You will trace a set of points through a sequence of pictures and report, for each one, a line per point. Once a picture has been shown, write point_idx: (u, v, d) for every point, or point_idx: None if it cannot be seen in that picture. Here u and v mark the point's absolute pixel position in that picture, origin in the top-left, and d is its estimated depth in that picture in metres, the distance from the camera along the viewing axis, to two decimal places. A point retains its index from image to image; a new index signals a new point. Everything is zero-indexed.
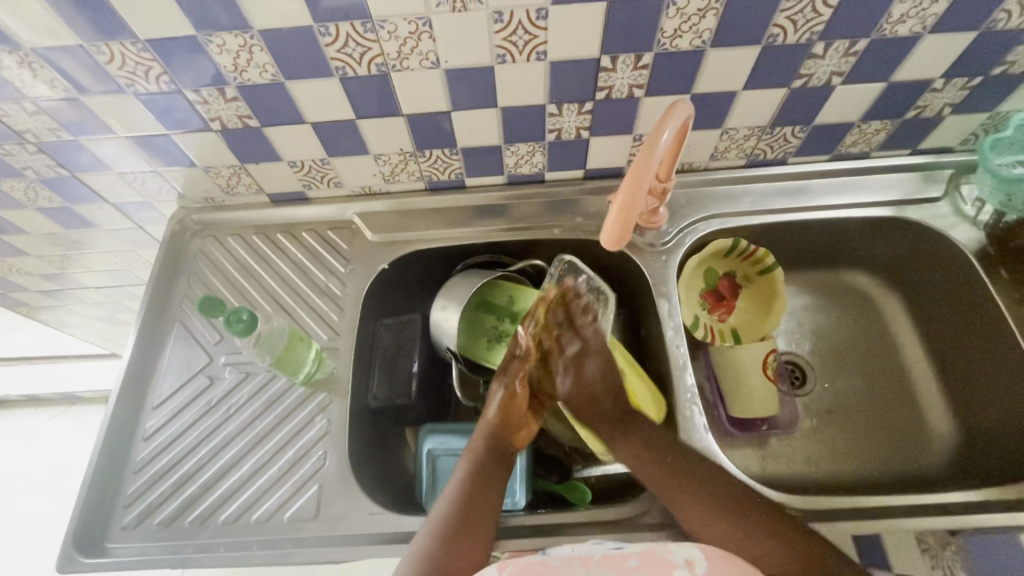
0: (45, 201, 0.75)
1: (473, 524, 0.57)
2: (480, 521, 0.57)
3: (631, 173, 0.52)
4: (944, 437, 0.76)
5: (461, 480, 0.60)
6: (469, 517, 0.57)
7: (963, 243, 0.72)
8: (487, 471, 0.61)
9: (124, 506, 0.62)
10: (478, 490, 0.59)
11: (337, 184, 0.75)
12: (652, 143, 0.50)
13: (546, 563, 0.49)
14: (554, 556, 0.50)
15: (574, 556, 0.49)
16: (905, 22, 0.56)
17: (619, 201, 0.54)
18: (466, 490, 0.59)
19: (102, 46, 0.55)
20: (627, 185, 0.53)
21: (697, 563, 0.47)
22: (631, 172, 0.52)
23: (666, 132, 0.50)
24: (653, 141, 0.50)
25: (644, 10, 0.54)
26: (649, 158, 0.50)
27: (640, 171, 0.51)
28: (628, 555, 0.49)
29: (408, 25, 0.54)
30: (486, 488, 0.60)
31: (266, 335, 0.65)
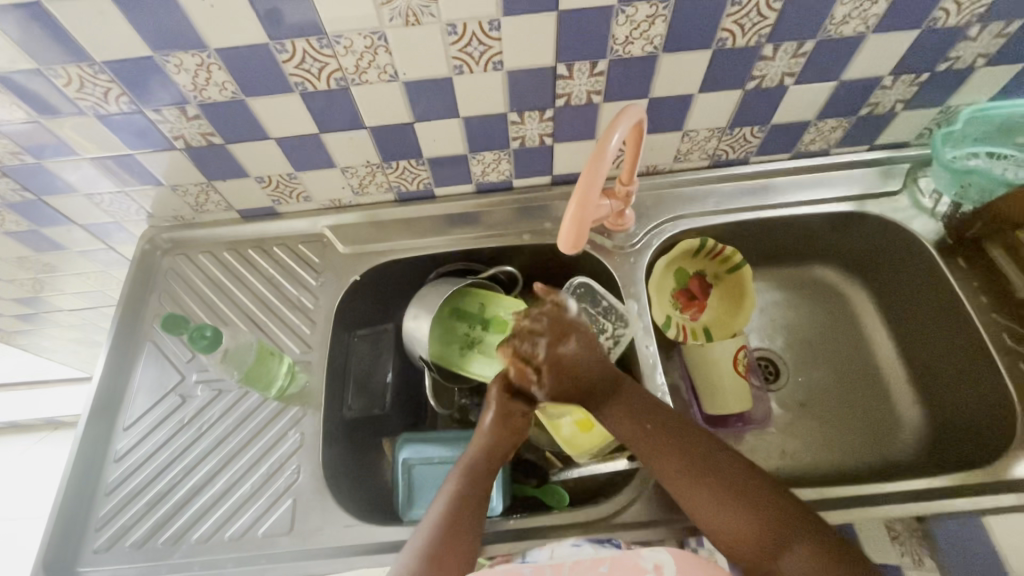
0: (12, 225, 0.75)
1: (462, 533, 0.56)
2: (470, 531, 0.56)
3: (581, 183, 0.52)
4: (912, 425, 0.77)
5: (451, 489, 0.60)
6: (459, 527, 0.56)
7: (923, 235, 0.74)
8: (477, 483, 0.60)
9: (96, 529, 0.62)
10: (467, 499, 0.58)
11: (306, 198, 0.76)
12: (598, 154, 0.51)
13: (515, 571, 0.50)
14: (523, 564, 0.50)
15: (545, 564, 0.50)
16: (849, 23, 0.58)
17: (570, 213, 0.55)
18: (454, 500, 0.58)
19: (60, 70, 0.55)
20: (576, 198, 0.53)
21: (665, 567, 0.48)
22: (579, 183, 0.52)
23: (612, 141, 0.51)
24: (599, 152, 0.51)
25: (595, 18, 0.55)
26: (597, 165, 0.51)
27: (588, 182, 0.52)
28: (599, 563, 0.49)
29: (364, 40, 0.55)
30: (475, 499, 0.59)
31: (234, 351, 0.65)
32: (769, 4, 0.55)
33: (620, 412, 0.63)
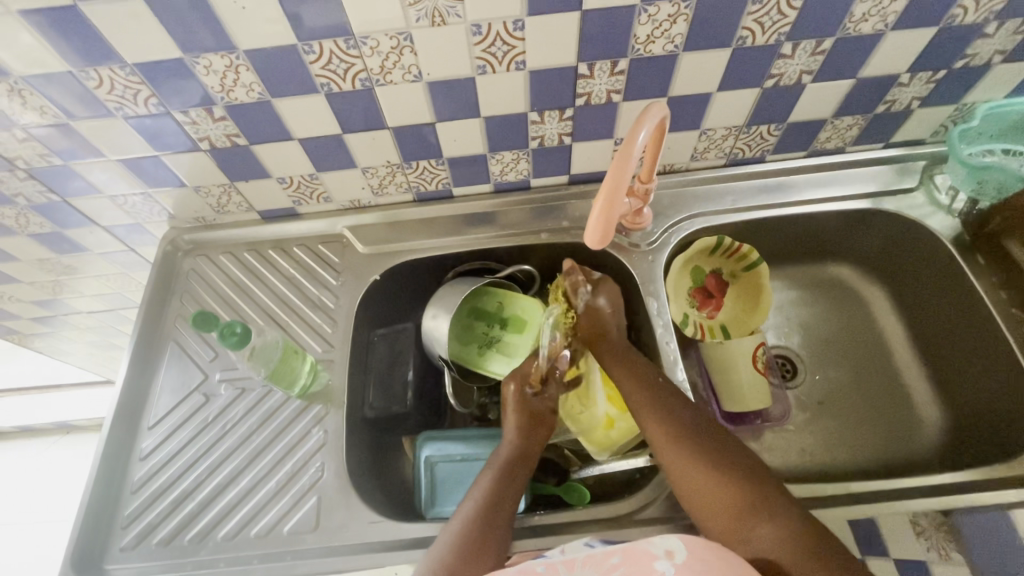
0: (36, 226, 0.76)
1: (501, 526, 0.56)
2: (508, 525, 0.56)
3: (605, 190, 0.54)
4: (932, 423, 0.77)
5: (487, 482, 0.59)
6: (500, 518, 0.56)
7: (940, 231, 0.75)
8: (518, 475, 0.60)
9: (124, 526, 0.62)
10: (508, 489, 0.59)
11: (326, 199, 0.77)
12: (624, 157, 0.52)
13: (529, 569, 0.47)
14: (538, 562, 0.48)
15: (558, 560, 0.49)
16: (868, 21, 0.59)
17: (596, 218, 0.56)
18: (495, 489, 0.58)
19: (91, 72, 0.56)
20: (601, 205, 0.55)
21: (676, 552, 0.47)
22: (603, 191, 0.54)
23: (637, 144, 0.51)
24: (625, 157, 0.51)
25: (617, 18, 0.56)
26: (620, 173, 0.52)
27: (612, 188, 0.53)
28: (610, 554, 0.48)
29: (390, 41, 0.56)
30: (517, 492, 0.59)
31: (261, 349, 0.65)
32: (789, 3, 0.56)
33: (628, 383, 0.63)
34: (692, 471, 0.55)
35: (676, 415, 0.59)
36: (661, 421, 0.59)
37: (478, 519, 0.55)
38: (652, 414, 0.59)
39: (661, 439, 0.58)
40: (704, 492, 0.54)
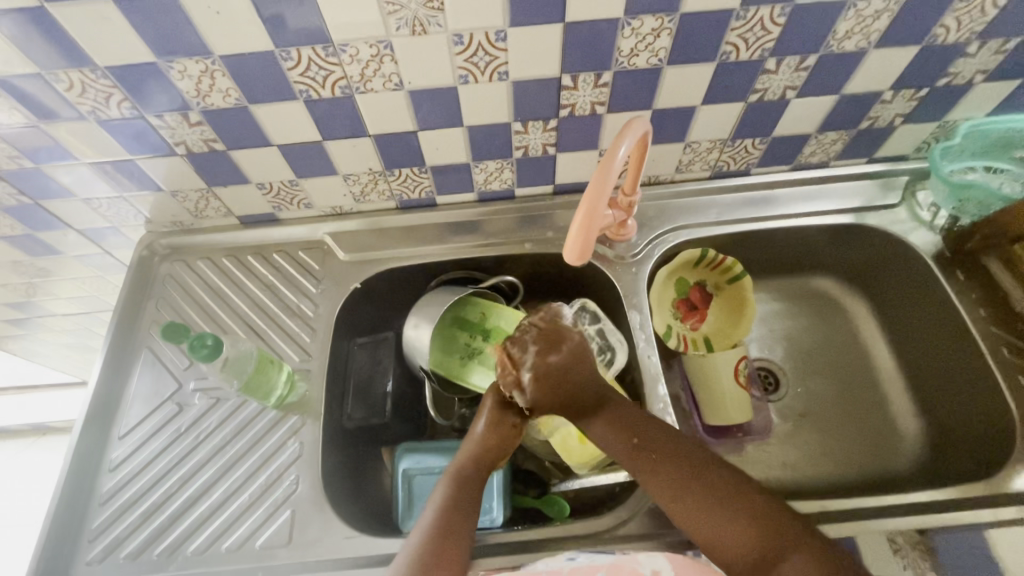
0: (8, 229, 0.74)
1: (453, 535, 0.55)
2: (466, 539, 0.56)
3: (584, 217, 0.54)
4: (910, 436, 0.78)
5: (438, 505, 0.58)
6: (452, 539, 0.55)
7: (921, 247, 0.75)
8: (469, 490, 0.60)
9: (90, 540, 0.61)
10: (460, 508, 0.58)
11: (307, 205, 0.75)
12: (601, 186, 0.52)
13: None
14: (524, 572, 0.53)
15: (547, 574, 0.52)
16: (851, 39, 0.59)
17: (574, 239, 0.56)
18: (444, 509, 0.57)
19: (62, 74, 0.55)
20: (579, 231, 0.55)
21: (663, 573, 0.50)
22: (580, 216, 0.54)
23: (615, 172, 0.51)
24: (601, 183, 0.52)
25: (600, 30, 0.55)
26: (598, 199, 0.52)
27: (589, 214, 0.54)
28: (598, 569, 0.52)
29: (370, 49, 0.55)
30: (470, 508, 0.58)
31: (234, 361, 0.63)
32: (773, 19, 0.56)
33: (620, 446, 0.60)
34: (724, 524, 0.52)
35: (677, 463, 0.57)
36: (664, 473, 0.56)
37: (431, 538, 0.55)
38: (650, 471, 0.57)
39: (673, 498, 0.55)
40: (738, 546, 0.52)
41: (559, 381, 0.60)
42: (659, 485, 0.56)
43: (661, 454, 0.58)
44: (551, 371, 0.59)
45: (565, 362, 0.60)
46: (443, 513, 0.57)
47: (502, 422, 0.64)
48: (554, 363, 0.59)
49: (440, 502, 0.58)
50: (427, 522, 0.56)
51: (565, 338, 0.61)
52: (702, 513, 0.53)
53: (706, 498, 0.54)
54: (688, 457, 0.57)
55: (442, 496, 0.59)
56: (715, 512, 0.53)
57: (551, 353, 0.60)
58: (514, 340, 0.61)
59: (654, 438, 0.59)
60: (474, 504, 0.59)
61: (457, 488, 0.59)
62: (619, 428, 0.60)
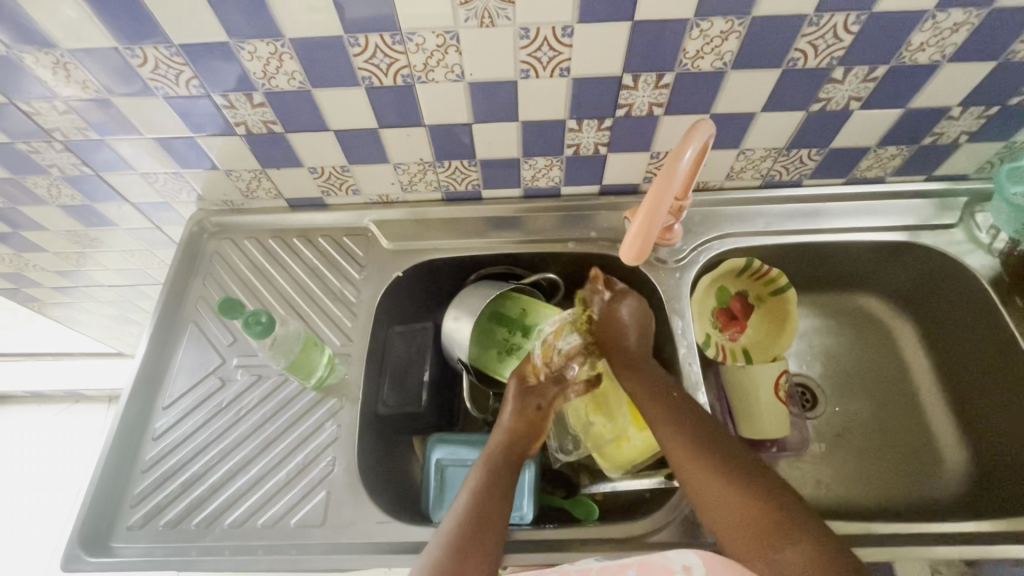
0: (67, 198, 0.76)
1: (488, 527, 0.55)
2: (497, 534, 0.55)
3: (640, 225, 0.58)
4: (953, 466, 0.75)
5: (474, 489, 0.58)
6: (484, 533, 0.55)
7: (977, 269, 0.72)
8: (504, 476, 0.59)
9: (131, 505, 0.62)
10: (495, 498, 0.57)
11: (355, 191, 0.76)
12: (659, 199, 0.54)
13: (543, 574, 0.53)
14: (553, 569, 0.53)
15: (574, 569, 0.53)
16: (925, 51, 0.57)
17: (632, 239, 0.59)
18: (478, 497, 0.57)
19: (137, 50, 0.56)
20: (634, 237, 0.59)
21: (693, 569, 0.50)
22: (637, 225, 0.58)
23: (674, 186, 0.53)
24: (659, 197, 0.54)
25: (668, 30, 0.55)
26: (656, 211, 0.55)
27: (646, 224, 0.57)
28: (627, 566, 0.52)
29: (436, 38, 0.55)
30: (504, 496, 0.58)
31: (283, 339, 0.65)
32: (846, 27, 0.55)
33: (652, 405, 0.61)
34: (724, 494, 0.53)
35: (700, 434, 0.57)
36: (682, 437, 0.57)
37: (463, 527, 0.55)
38: (674, 428, 0.58)
39: (682, 456, 0.56)
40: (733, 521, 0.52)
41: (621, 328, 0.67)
42: (675, 441, 0.57)
43: (687, 421, 0.58)
44: (611, 318, 0.68)
45: (625, 318, 0.68)
46: (477, 500, 0.57)
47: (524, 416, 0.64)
48: (618, 313, 0.68)
49: (475, 487, 0.58)
50: (460, 508, 0.57)
51: (631, 298, 0.69)
52: (708, 479, 0.54)
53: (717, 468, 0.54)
54: (715, 434, 0.57)
55: (478, 479, 0.59)
56: (719, 485, 0.53)
57: (624, 303, 0.68)
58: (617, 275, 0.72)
59: (691, 408, 0.60)
60: (508, 494, 0.58)
61: (494, 476, 0.59)
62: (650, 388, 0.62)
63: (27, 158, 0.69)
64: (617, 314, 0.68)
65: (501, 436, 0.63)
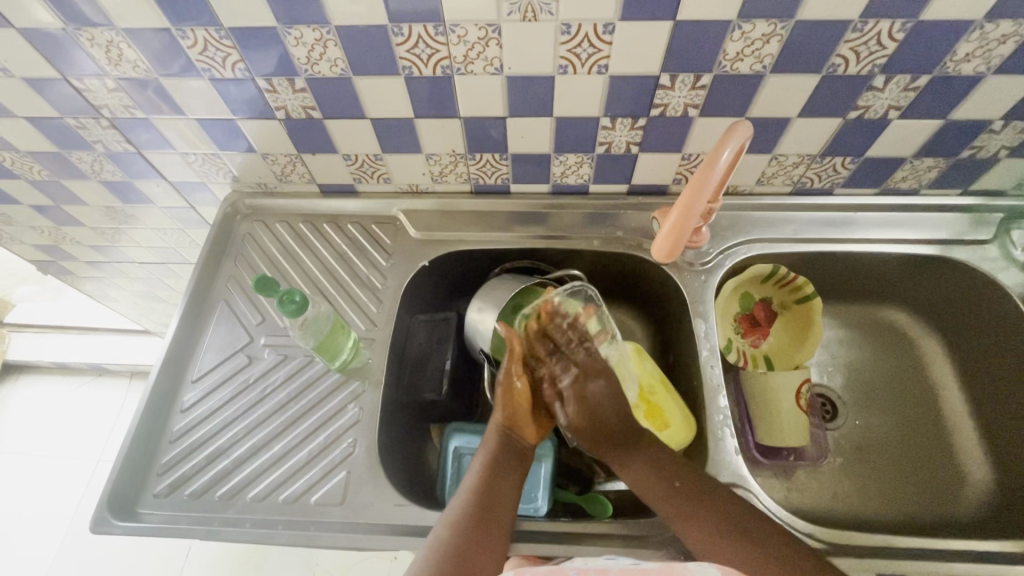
0: (109, 174, 0.79)
1: (496, 516, 0.56)
2: (503, 528, 0.56)
3: (671, 230, 0.62)
4: (977, 484, 0.74)
5: (478, 473, 0.60)
6: (490, 521, 0.56)
7: (1011, 286, 0.71)
8: (506, 461, 0.61)
9: (159, 474, 0.64)
10: (501, 481, 0.59)
11: (386, 180, 0.77)
12: (690, 204, 0.57)
13: (561, 572, 0.50)
14: (569, 567, 0.51)
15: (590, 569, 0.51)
16: (970, 62, 0.56)
17: (663, 242, 0.64)
18: (484, 481, 0.59)
19: (187, 32, 0.58)
20: (666, 240, 0.63)
21: None
22: (668, 228, 0.61)
23: (707, 192, 0.55)
24: (689, 203, 0.57)
25: (709, 31, 0.55)
26: (686, 215, 0.58)
27: (675, 232, 0.61)
28: (646, 572, 0.50)
29: (478, 31, 0.56)
30: (509, 481, 0.60)
31: (312, 320, 0.66)
32: (891, 34, 0.54)
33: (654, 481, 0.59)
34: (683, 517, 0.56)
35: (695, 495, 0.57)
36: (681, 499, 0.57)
37: (472, 506, 0.56)
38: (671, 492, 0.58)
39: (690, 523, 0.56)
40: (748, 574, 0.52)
41: (598, 411, 0.64)
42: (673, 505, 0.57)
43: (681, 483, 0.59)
44: (584, 402, 0.64)
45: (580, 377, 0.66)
46: (485, 483, 0.58)
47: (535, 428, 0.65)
48: (587, 395, 0.64)
49: (480, 470, 0.60)
50: (469, 488, 0.58)
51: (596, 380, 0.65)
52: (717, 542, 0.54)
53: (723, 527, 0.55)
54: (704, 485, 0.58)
55: (482, 464, 0.61)
56: (734, 544, 0.53)
57: (591, 384, 0.65)
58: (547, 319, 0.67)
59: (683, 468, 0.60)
60: (512, 481, 0.60)
61: (498, 464, 0.61)
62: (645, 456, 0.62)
63: (74, 134, 0.72)
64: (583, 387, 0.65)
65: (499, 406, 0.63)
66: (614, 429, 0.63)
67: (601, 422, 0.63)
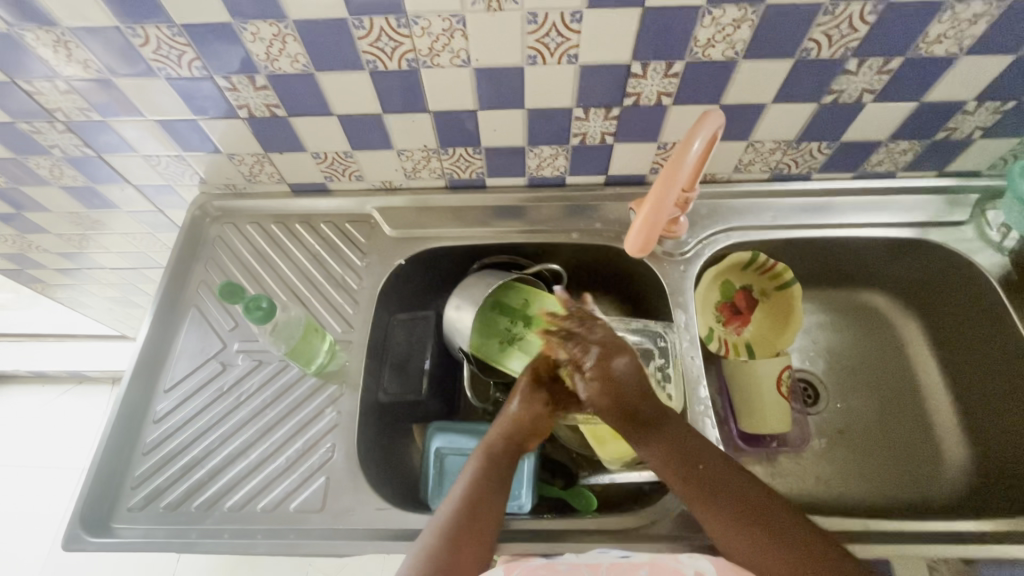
0: (69, 179, 0.76)
1: (480, 520, 0.55)
2: (488, 532, 0.55)
3: (645, 218, 0.59)
4: (957, 461, 0.75)
5: (469, 481, 0.58)
6: (474, 528, 0.54)
7: (986, 268, 0.71)
8: (501, 468, 0.59)
9: (132, 487, 0.63)
10: (490, 487, 0.57)
11: (358, 177, 0.75)
12: (664, 193, 0.55)
13: (552, 567, 0.51)
14: (561, 562, 0.51)
15: (582, 562, 0.51)
16: (942, 43, 0.56)
17: (638, 230, 0.61)
18: (474, 489, 0.57)
19: (138, 29, 0.55)
20: (640, 227, 0.60)
21: None
22: (642, 218, 0.59)
23: (680, 180, 0.53)
24: (663, 191, 0.55)
25: (678, 18, 0.54)
26: (661, 203, 0.56)
27: (649, 221, 0.59)
28: (638, 566, 0.50)
29: (442, 22, 0.54)
30: (501, 487, 0.58)
31: (283, 325, 0.65)
32: (862, 16, 0.53)
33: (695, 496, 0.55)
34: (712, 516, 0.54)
35: (739, 503, 0.54)
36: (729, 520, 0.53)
37: (461, 514, 0.55)
38: (705, 503, 0.54)
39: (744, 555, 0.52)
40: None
41: (620, 390, 0.57)
42: (712, 518, 0.54)
43: (719, 491, 0.55)
44: (606, 377, 0.57)
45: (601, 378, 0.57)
46: (473, 488, 0.57)
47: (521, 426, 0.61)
48: (614, 372, 0.57)
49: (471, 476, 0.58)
50: (456, 497, 0.57)
51: (620, 356, 0.58)
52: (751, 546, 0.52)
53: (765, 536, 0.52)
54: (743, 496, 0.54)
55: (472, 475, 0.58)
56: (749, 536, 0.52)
57: (615, 358, 0.57)
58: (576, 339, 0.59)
59: (716, 473, 0.56)
60: (503, 484, 0.58)
61: (490, 467, 0.59)
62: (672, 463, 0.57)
63: (28, 138, 0.69)
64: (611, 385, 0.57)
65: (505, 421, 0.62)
66: (636, 408, 0.58)
67: (626, 403, 0.58)
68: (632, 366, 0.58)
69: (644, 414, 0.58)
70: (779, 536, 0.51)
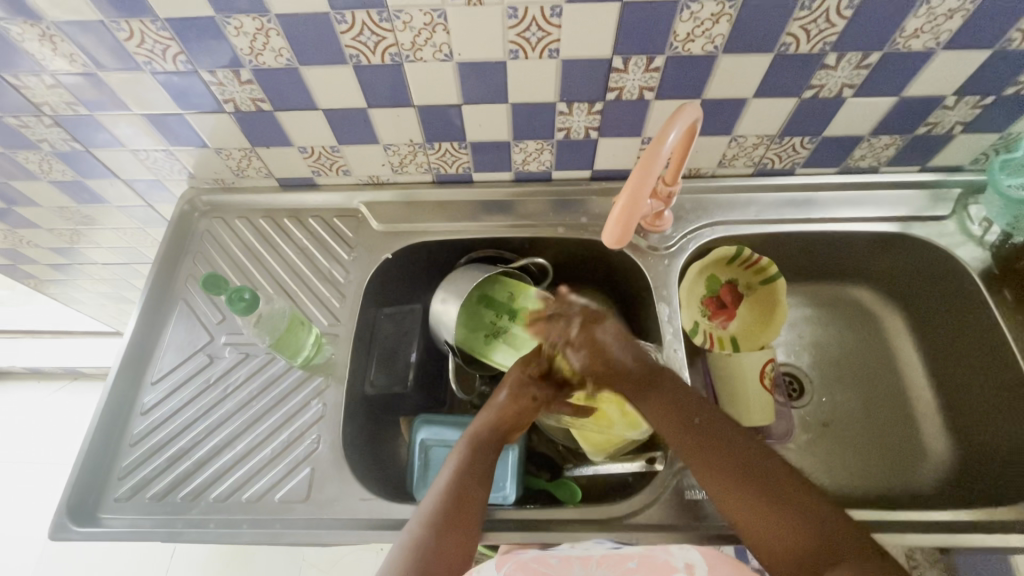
0: (58, 174, 0.76)
1: (467, 507, 0.56)
2: (475, 520, 0.55)
3: (622, 208, 0.58)
4: (938, 454, 0.76)
5: (454, 470, 0.59)
6: (465, 512, 0.55)
7: (968, 262, 0.72)
8: (484, 458, 0.60)
9: (119, 478, 0.63)
10: (472, 476, 0.58)
11: (346, 172, 0.76)
12: (640, 183, 0.55)
13: (543, 560, 0.50)
14: (552, 554, 0.51)
15: (574, 556, 0.51)
16: (919, 37, 0.56)
17: (614, 221, 0.60)
18: (456, 479, 0.57)
19: (123, 23, 0.56)
20: (617, 218, 0.59)
21: (697, 566, 0.49)
22: (619, 209, 0.58)
23: (659, 166, 0.53)
24: (640, 180, 0.54)
25: (657, 13, 0.54)
26: (638, 193, 0.55)
27: (627, 210, 0.58)
28: (629, 558, 0.50)
29: (423, 17, 0.55)
30: (483, 477, 0.59)
31: (268, 317, 0.65)
32: (839, 11, 0.54)
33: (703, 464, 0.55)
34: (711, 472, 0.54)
35: (737, 461, 0.54)
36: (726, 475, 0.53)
37: (443, 506, 0.55)
38: (710, 468, 0.54)
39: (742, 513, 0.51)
40: (787, 544, 0.49)
41: (609, 355, 0.61)
42: (713, 479, 0.54)
43: (726, 455, 0.54)
44: (594, 345, 0.61)
45: (589, 348, 0.61)
46: (458, 477, 0.58)
47: (518, 394, 0.63)
48: (599, 340, 0.61)
49: (454, 467, 0.59)
50: (439, 487, 0.57)
51: (603, 321, 0.61)
52: (760, 517, 0.51)
53: (769, 506, 0.51)
54: (740, 455, 0.54)
55: (455, 465, 0.59)
56: (746, 494, 0.52)
57: (600, 327, 0.61)
58: (558, 318, 0.62)
59: (719, 429, 0.56)
60: (486, 473, 0.59)
61: (474, 456, 0.60)
62: (679, 422, 0.57)
63: (17, 132, 0.69)
64: (598, 347, 0.61)
65: (486, 415, 0.63)
66: (629, 372, 0.60)
67: (619, 368, 0.61)
68: (615, 333, 0.61)
69: (644, 374, 0.61)
70: (774, 495, 0.51)
